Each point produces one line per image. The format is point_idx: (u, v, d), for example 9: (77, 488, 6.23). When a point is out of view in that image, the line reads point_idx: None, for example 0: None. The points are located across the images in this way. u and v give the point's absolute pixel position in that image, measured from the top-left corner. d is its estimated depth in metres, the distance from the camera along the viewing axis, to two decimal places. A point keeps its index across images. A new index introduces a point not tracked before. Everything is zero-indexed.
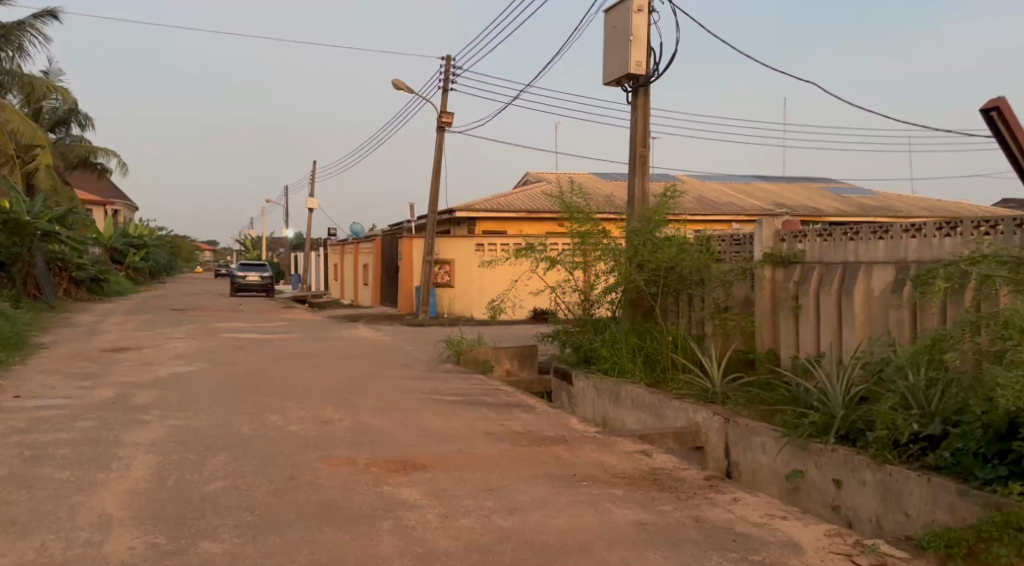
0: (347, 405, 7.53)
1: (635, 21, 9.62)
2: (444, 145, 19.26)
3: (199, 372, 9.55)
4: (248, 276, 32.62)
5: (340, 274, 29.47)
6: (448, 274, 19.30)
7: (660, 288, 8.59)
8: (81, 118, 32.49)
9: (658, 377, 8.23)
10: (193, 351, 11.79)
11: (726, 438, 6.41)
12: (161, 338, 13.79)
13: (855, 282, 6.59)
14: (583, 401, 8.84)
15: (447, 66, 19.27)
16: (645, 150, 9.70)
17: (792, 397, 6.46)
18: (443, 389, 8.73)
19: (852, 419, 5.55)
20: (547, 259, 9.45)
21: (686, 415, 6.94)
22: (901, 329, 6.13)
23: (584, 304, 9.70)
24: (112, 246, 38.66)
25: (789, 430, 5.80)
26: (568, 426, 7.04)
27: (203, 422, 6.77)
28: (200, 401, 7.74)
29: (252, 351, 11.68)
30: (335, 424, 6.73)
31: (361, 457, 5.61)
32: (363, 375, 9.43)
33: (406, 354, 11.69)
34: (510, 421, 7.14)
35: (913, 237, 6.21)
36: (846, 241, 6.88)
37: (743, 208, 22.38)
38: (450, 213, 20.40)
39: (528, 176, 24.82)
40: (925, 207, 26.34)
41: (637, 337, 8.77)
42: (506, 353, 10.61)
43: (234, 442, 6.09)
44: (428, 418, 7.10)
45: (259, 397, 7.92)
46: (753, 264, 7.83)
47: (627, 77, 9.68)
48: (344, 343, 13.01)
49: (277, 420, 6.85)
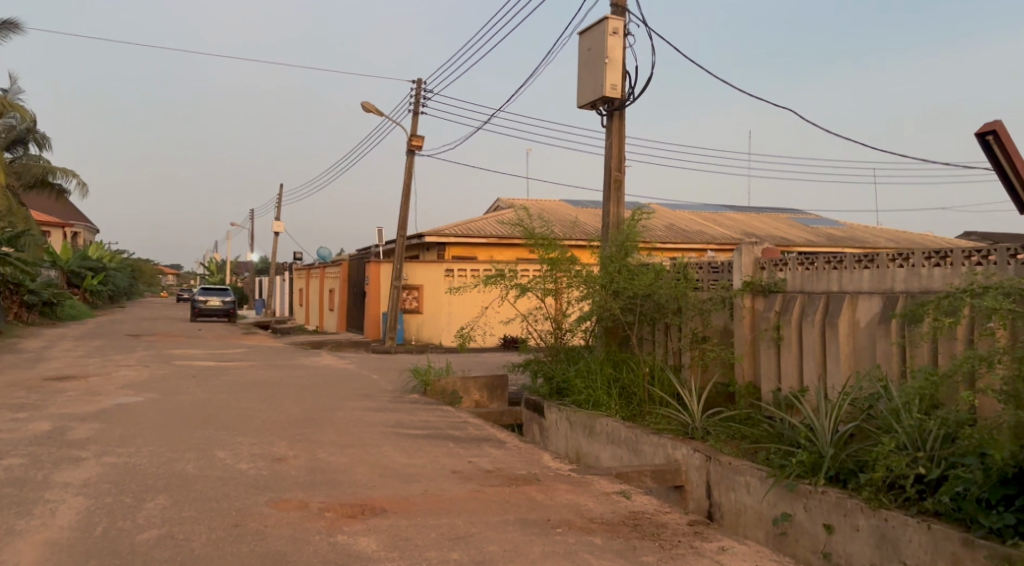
0: (303, 440, 7.03)
1: (609, 44, 9.38)
2: (413, 169, 18.92)
3: (146, 403, 8.96)
4: (210, 300, 31.73)
5: (306, 299, 28.76)
6: (416, 300, 18.84)
7: (636, 317, 8.25)
8: (41, 138, 31.58)
9: (633, 410, 7.85)
10: (142, 379, 11.15)
11: (707, 477, 6.04)
12: (111, 365, 13.08)
13: (839, 312, 6.33)
14: (555, 435, 8.43)
15: (418, 89, 19.00)
16: (620, 175, 9.43)
17: (776, 434, 6.13)
18: (407, 422, 8.26)
19: (842, 460, 5.23)
20: (518, 286, 9.07)
21: (665, 451, 6.57)
22: (890, 363, 5.84)
23: (555, 332, 9.33)
24: (69, 268, 37.50)
25: (776, 470, 5.46)
26: (540, 463, 6.62)
27: (144, 459, 6.24)
28: (144, 435, 7.19)
29: (206, 380, 11.07)
30: (289, 462, 6.23)
31: (316, 501, 5.13)
32: (324, 406, 8.91)
33: (369, 383, 11.18)
34: (478, 457, 6.69)
35: (901, 266, 5.98)
36: (829, 269, 6.63)
37: (714, 237, 22.30)
38: (418, 238, 19.97)
39: (499, 202, 24.54)
40: (893, 238, 26.58)
41: (612, 368, 8.41)
42: (475, 382, 10.14)
43: (175, 482, 5.56)
44: (390, 454, 6.63)
45: (209, 431, 7.38)
46: (731, 293, 7.54)
47: (602, 100, 9.45)
48: (305, 372, 12.44)
49: (225, 458, 6.33)
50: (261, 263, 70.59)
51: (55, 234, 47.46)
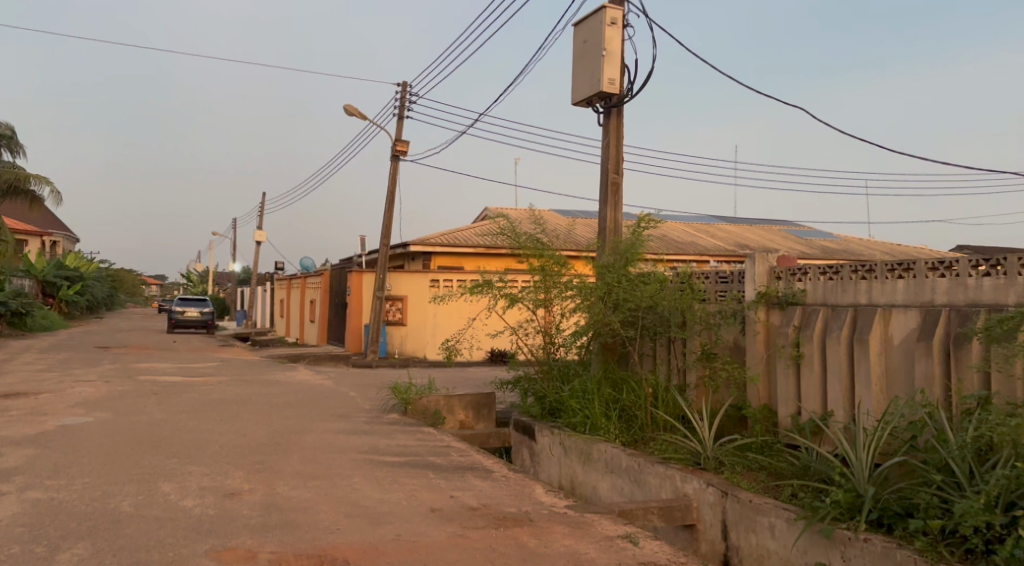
0: (263, 470, 6.21)
1: (607, 35, 8.65)
2: (397, 175, 18.15)
3: (95, 425, 8.09)
4: (188, 311, 30.69)
5: (288, 310, 27.82)
6: (400, 312, 18.04)
7: (638, 331, 7.46)
8: (14, 144, 30.58)
9: (634, 436, 7.06)
10: (98, 397, 10.24)
11: (723, 515, 5.27)
12: (69, 380, 12.18)
13: (870, 328, 5.60)
14: (548, 461, 7.65)
15: (403, 93, 18.29)
16: (618, 176, 8.69)
17: (802, 468, 5.38)
18: (383, 447, 7.43)
19: (884, 500, 4.48)
20: (507, 296, 8.22)
21: (672, 485, 5.80)
22: (933, 387, 5.13)
23: (547, 347, 8.55)
24: (43, 278, 36.23)
25: (807, 511, 4.68)
26: (532, 497, 5.81)
27: (74, 494, 5.40)
28: (81, 464, 6.32)
29: (168, 397, 10.19)
30: (242, 497, 5.40)
31: (266, 550, 4.32)
32: (292, 429, 8.08)
33: (345, 402, 10.31)
34: (461, 490, 5.88)
35: (942, 276, 5.26)
36: (857, 279, 5.89)
37: (708, 249, 21.61)
38: (403, 247, 19.13)
39: (487, 212, 23.76)
40: (887, 251, 25.99)
41: (610, 388, 7.65)
42: (460, 402, 9.34)
43: (103, 525, 4.72)
44: (361, 487, 5.80)
45: (156, 459, 6.54)
46: (744, 305, 6.82)
47: (599, 96, 8.73)
48: (276, 388, 11.59)
49: (170, 493, 5.50)
50: (245, 274, 69.44)
51: (33, 241, 46.19)
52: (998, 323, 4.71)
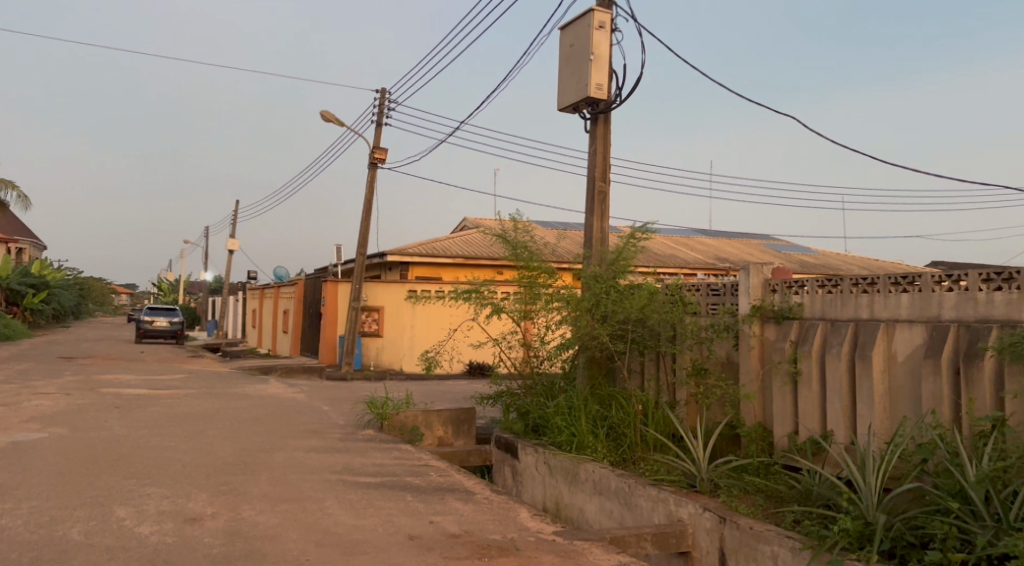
0: (228, 493, 5.78)
1: (595, 38, 8.39)
2: (374, 183, 17.77)
3: (49, 441, 7.60)
4: (158, 320, 29.92)
5: (260, 320, 27.19)
6: (376, 323, 17.58)
7: (627, 345, 7.13)
8: None
9: (623, 455, 6.72)
10: (55, 411, 9.71)
11: (721, 542, 4.96)
12: (27, 392, 11.60)
13: (873, 345, 5.34)
14: (531, 481, 7.30)
15: (382, 99, 17.93)
16: (605, 185, 8.41)
17: (805, 492, 5.07)
18: (357, 466, 7.04)
19: (896, 529, 4.19)
20: (490, 306, 7.87)
21: (666, 509, 5.47)
22: (942, 406, 4.87)
23: (530, 360, 8.18)
24: (8, 285, 35.19)
25: (814, 541, 4.38)
26: (517, 522, 5.44)
27: (18, 520, 4.94)
28: (29, 485, 5.85)
29: (131, 411, 9.69)
30: (204, 524, 4.98)
31: None
32: (260, 446, 7.65)
33: (319, 417, 9.88)
34: (442, 515, 5.50)
35: (949, 290, 5.01)
36: (858, 293, 5.62)
37: (689, 262, 21.44)
38: (380, 257, 18.71)
39: (466, 222, 23.45)
40: (866, 267, 26.03)
41: (597, 404, 7.31)
42: (439, 417, 8.97)
43: (48, 557, 4.29)
44: (333, 512, 5.40)
45: (113, 479, 6.08)
46: (738, 319, 6.54)
47: (586, 101, 8.46)
48: (246, 402, 11.12)
49: (126, 518, 5.06)
50: (217, 283, 68.39)
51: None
52: (1015, 339, 4.47)
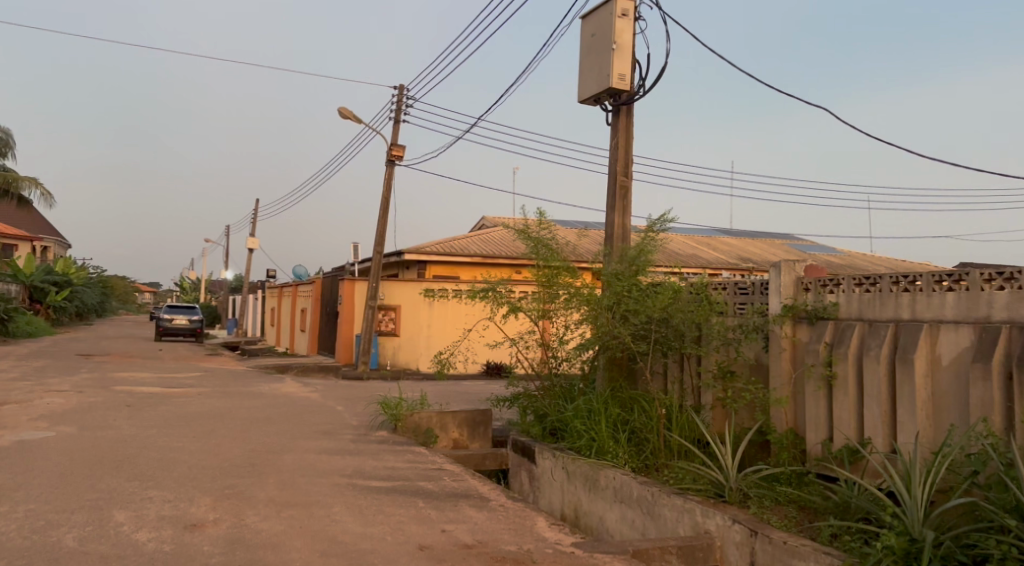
0: (233, 497, 5.55)
1: (618, 27, 8.10)
2: (391, 180, 17.55)
3: (55, 440, 7.42)
4: (178, 318, 29.97)
5: (279, 318, 27.07)
6: (393, 322, 17.35)
7: (650, 345, 6.81)
8: None
9: (646, 462, 6.40)
10: (65, 409, 9.56)
11: (752, 557, 4.64)
12: (40, 390, 11.49)
13: (915, 347, 4.98)
14: (549, 487, 7.01)
15: (400, 95, 17.72)
16: (627, 180, 8.10)
17: (842, 505, 4.73)
18: (368, 469, 6.79)
19: (946, 547, 3.86)
20: (507, 305, 7.57)
21: (692, 520, 5.15)
22: (993, 414, 4.51)
23: (548, 361, 7.89)
24: (31, 283, 35.46)
25: (854, 559, 4.04)
26: (534, 532, 5.15)
27: (13, 524, 4.74)
28: (28, 487, 5.65)
29: (141, 410, 9.52)
30: (205, 530, 4.75)
31: None
32: (270, 448, 7.42)
33: (332, 418, 9.65)
34: (455, 524, 5.23)
35: (1000, 288, 4.65)
36: (898, 291, 5.27)
37: (712, 262, 21.01)
38: (397, 255, 18.48)
39: (485, 221, 23.16)
40: (893, 268, 25.43)
41: (619, 407, 7.00)
42: (454, 419, 8.70)
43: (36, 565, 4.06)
44: (341, 520, 5.14)
45: (115, 481, 5.88)
46: (768, 320, 6.20)
47: (608, 93, 8.16)
48: (260, 402, 10.92)
49: (124, 523, 4.84)
50: (237, 282, 68.68)
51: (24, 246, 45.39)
52: None
